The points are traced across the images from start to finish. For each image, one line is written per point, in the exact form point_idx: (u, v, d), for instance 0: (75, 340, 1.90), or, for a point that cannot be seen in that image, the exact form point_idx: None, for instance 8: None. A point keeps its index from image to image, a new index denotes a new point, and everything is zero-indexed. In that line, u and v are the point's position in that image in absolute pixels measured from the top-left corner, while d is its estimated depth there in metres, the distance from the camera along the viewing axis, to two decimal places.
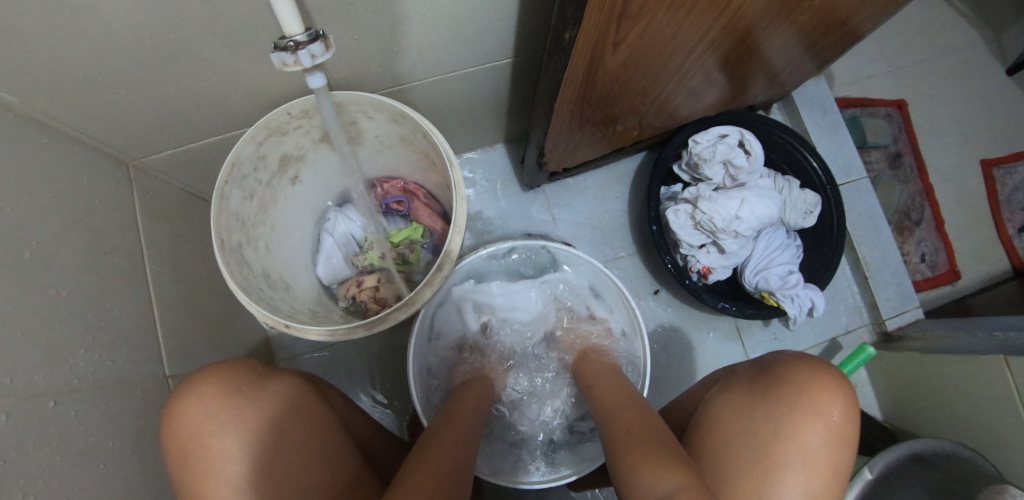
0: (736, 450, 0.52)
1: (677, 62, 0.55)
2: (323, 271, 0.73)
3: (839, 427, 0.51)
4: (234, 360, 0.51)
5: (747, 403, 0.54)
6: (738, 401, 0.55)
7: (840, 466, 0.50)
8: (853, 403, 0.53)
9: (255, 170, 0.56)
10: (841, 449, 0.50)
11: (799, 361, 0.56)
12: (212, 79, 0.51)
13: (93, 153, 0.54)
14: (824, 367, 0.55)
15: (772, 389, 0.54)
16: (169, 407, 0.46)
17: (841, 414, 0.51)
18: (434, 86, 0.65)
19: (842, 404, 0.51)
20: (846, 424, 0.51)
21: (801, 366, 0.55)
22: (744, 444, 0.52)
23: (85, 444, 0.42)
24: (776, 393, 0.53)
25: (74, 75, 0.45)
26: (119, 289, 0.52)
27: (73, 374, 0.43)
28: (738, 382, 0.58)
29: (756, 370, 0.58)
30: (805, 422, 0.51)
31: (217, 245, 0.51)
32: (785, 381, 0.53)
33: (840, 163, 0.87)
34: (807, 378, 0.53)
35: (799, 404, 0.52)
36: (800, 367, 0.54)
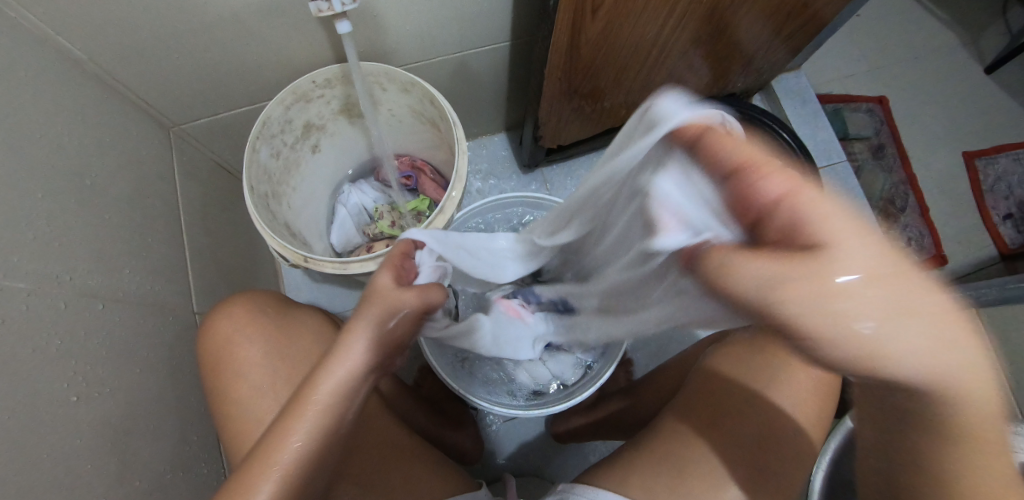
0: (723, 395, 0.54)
1: (653, 36, 0.62)
2: (337, 238, 0.80)
3: (823, 377, 0.53)
4: (260, 288, 0.59)
5: (746, 357, 0.55)
6: (738, 354, 0.56)
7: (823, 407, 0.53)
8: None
9: (282, 133, 0.64)
10: (824, 398, 0.53)
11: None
12: (248, 49, 0.59)
13: (144, 115, 0.62)
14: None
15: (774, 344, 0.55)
16: (207, 322, 0.54)
17: (822, 366, 0.54)
18: (440, 67, 0.73)
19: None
20: (830, 375, 0.53)
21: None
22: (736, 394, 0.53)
23: (124, 347, 0.48)
24: (773, 347, 0.54)
25: (134, 39, 0.53)
26: (157, 230, 0.59)
27: (117, 287, 0.50)
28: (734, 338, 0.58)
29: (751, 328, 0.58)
30: (792, 372, 0.53)
31: (248, 190, 0.58)
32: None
33: (820, 148, 0.93)
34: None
35: (796, 359, 0.53)
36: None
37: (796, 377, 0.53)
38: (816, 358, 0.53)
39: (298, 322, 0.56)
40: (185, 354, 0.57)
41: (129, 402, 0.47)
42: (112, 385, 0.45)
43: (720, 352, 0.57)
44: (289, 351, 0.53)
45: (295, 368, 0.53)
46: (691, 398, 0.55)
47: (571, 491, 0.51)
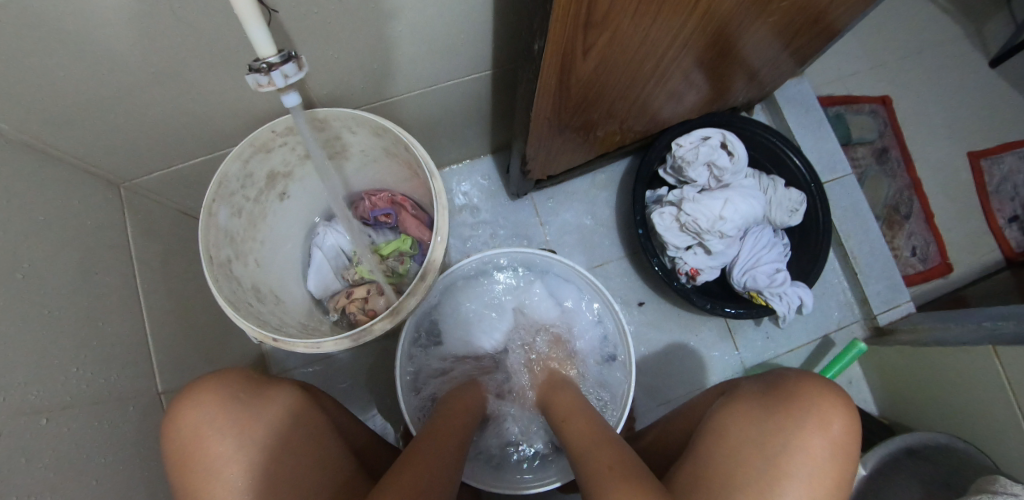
0: (728, 460, 0.47)
1: (650, 66, 0.56)
2: (313, 285, 0.73)
3: (839, 441, 0.47)
4: (231, 370, 0.53)
5: (754, 414, 0.50)
6: (747, 412, 0.51)
7: (846, 474, 0.47)
8: (857, 424, 0.50)
9: (243, 187, 0.58)
10: (843, 469, 0.47)
11: (802, 375, 0.53)
12: (199, 101, 0.52)
13: (86, 177, 0.56)
14: (828, 384, 0.52)
15: (783, 400, 0.50)
16: (173, 413, 0.48)
17: (841, 428, 0.48)
18: (417, 100, 0.66)
19: (843, 419, 0.48)
20: (847, 437, 0.48)
21: (806, 382, 0.51)
22: (743, 460, 0.47)
23: (78, 460, 0.44)
24: (783, 406, 0.49)
25: (62, 103, 0.46)
26: (112, 308, 0.54)
27: (65, 391, 0.45)
28: (744, 393, 0.54)
29: (762, 384, 0.54)
30: (805, 433, 0.47)
31: (206, 261, 0.52)
32: (793, 394, 0.50)
33: (824, 160, 0.88)
34: (815, 393, 0.50)
35: (808, 419, 0.48)
36: (807, 382, 0.51)
37: (811, 441, 0.47)
38: (834, 418, 0.48)
39: (276, 407, 0.52)
40: (150, 446, 0.53)
41: None
42: None
43: (725, 409, 0.52)
44: (270, 442, 0.49)
45: (275, 460, 0.48)
46: (698, 465, 0.49)
47: None
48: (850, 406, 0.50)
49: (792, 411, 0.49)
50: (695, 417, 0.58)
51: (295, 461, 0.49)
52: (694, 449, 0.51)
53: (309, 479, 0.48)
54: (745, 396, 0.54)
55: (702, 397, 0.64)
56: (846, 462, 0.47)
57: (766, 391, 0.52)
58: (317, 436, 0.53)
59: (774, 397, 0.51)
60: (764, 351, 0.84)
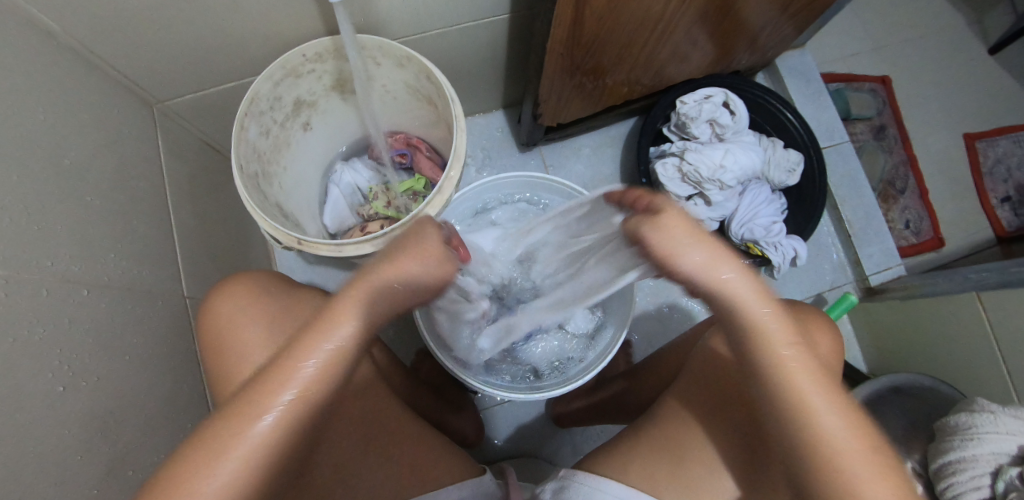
0: (728, 375, 0.54)
1: (659, 10, 0.60)
2: (329, 218, 0.77)
3: (828, 359, 0.53)
4: (263, 269, 0.56)
5: None
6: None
7: None
8: (840, 345, 0.56)
9: (272, 109, 0.61)
10: (827, 381, 0.53)
11: (794, 303, 0.58)
12: (236, 21, 0.55)
13: (124, 91, 0.59)
14: (817, 311, 0.57)
15: None
16: (208, 302, 0.51)
17: (828, 348, 0.54)
18: (437, 41, 0.69)
19: (830, 340, 0.54)
20: (833, 354, 0.54)
21: (798, 308, 0.56)
22: (739, 373, 0.54)
23: (114, 335, 0.47)
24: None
25: (112, 9, 0.50)
26: (144, 212, 0.57)
27: (103, 273, 0.48)
28: None
29: None
30: (796, 352, 0.53)
31: (237, 170, 0.55)
32: (785, 317, 0.55)
33: (822, 128, 0.91)
34: (805, 317, 0.55)
35: (797, 337, 0.54)
36: (798, 309, 0.57)
37: None
38: (822, 338, 0.54)
39: (304, 301, 0.54)
40: (175, 340, 0.56)
41: (115, 392, 0.45)
42: (98, 375, 0.44)
43: (720, 333, 0.58)
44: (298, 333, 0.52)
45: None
46: (697, 379, 0.55)
47: (571, 478, 0.51)
48: (836, 332, 0.56)
49: None
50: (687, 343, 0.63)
51: None
52: (693, 367, 0.56)
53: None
54: None
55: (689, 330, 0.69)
56: (831, 377, 0.53)
57: None
58: (341, 333, 0.55)
59: None
60: None
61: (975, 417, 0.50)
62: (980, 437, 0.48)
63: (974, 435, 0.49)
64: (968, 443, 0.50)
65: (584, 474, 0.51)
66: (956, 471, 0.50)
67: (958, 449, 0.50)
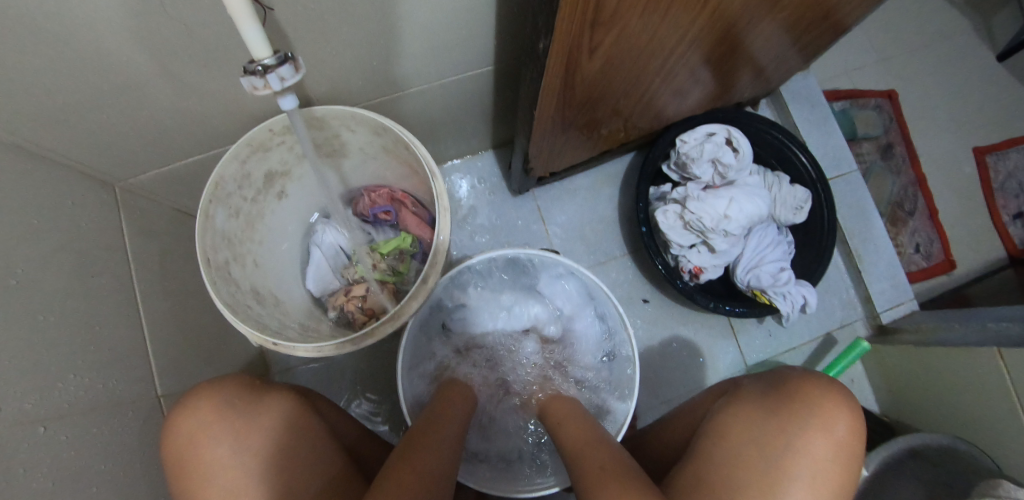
0: (728, 463, 0.48)
1: (658, 62, 0.55)
2: (312, 284, 0.72)
3: (845, 445, 0.48)
4: (232, 373, 0.53)
5: (756, 412, 0.51)
6: (749, 412, 0.52)
7: (847, 479, 0.47)
8: (863, 426, 0.50)
9: (240, 188, 0.57)
10: (846, 472, 0.48)
11: (806, 375, 0.53)
12: (194, 99, 0.51)
13: (79, 178, 0.54)
14: (829, 381, 0.52)
15: (784, 402, 0.51)
16: (171, 419, 0.48)
17: (846, 429, 0.48)
18: (417, 97, 0.64)
19: (847, 420, 0.49)
20: (854, 439, 0.49)
21: (812, 382, 0.52)
22: (745, 461, 0.48)
23: (78, 468, 0.43)
24: (788, 409, 0.50)
25: (55, 104, 0.45)
26: (107, 311, 0.53)
27: (62, 399, 0.44)
28: (747, 393, 0.54)
29: (764, 382, 0.55)
30: (809, 436, 0.48)
31: (203, 264, 0.51)
32: (795, 395, 0.51)
33: (829, 156, 0.87)
34: (817, 394, 0.50)
35: (810, 421, 0.48)
36: (810, 383, 0.52)
37: (811, 441, 0.47)
38: (836, 420, 0.48)
39: (273, 410, 0.50)
40: (149, 450, 0.52)
41: None
42: None
43: (731, 409, 0.53)
44: (266, 449, 0.47)
45: (274, 464, 0.47)
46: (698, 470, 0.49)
47: None
48: (856, 406, 0.51)
49: (797, 414, 0.49)
50: (696, 418, 0.59)
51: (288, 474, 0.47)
52: (696, 452, 0.51)
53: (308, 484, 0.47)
54: (749, 395, 0.54)
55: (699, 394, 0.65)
56: (849, 464, 0.48)
57: (770, 389, 0.53)
58: (317, 440, 0.50)
59: (777, 396, 0.52)
60: (767, 351, 0.83)
61: None
62: None
63: None
64: None
65: None
66: None
67: None
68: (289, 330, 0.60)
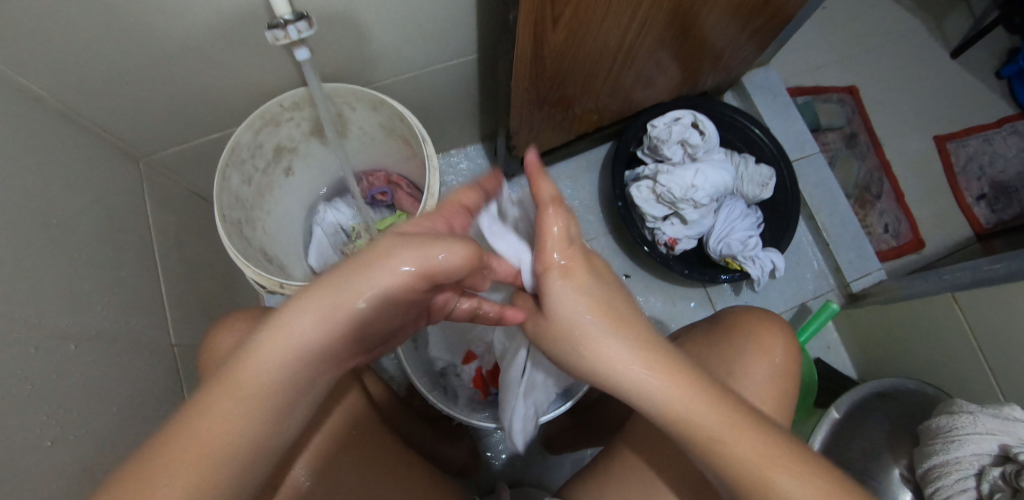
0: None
1: (617, 41, 0.63)
2: (314, 258, 0.78)
3: (782, 367, 0.52)
4: (261, 308, 0.57)
5: (702, 347, 0.56)
6: (695, 348, 0.56)
7: (784, 400, 0.52)
8: (796, 349, 0.55)
9: (252, 157, 0.64)
10: (784, 386, 0.53)
11: (747, 311, 0.57)
12: (213, 75, 0.58)
13: (110, 149, 0.62)
14: (768, 315, 0.56)
15: (728, 334, 0.55)
16: (209, 339, 0.53)
17: (784, 354, 0.53)
18: (410, 82, 0.72)
19: (784, 345, 0.53)
20: (788, 361, 0.53)
21: (746, 314, 0.56)
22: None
23: (101, 387, 0.48)
24: (725, 338, 0.54)
25: (96, 73, 0.52)
26: (130, 264, 0.59)
27: (89, 326, 0.49)
28: (695, 332, 0.59)
29: (710, 322, 0.60)
30: (746, 360, 0.52)
31: (218, 218, 0.57)
32: (735, 324, 0.55)
33: (793, 141, 0.94)
34: (753, 323, 0.54)
35: (745, 347, 0.53)
36: (750, 315, 0.56)
37: (749, 367, 0.52)
38: (773, 346, 0.52)
39: None
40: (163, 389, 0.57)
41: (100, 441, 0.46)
42: (85, 426, 0.45)
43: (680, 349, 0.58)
44: None
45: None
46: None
47: None
48: (789, 330, 0.56)
49: (732, 341, 0.54)
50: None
51: None
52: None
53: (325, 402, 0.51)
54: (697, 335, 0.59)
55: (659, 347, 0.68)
56: (786, 384, 0.53)
57: (713, 329, 0.57)
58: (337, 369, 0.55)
59: (720, 333, 0.55)
60: None
61: (956, 419, 0.52)
62: (965, 439, 0.50)
63: (958, 436, 0.51)
64: (953, 446, 0.51)
65: None
66: (943, 472, 0.51)
67: (941, 454, 0.52)
68: None
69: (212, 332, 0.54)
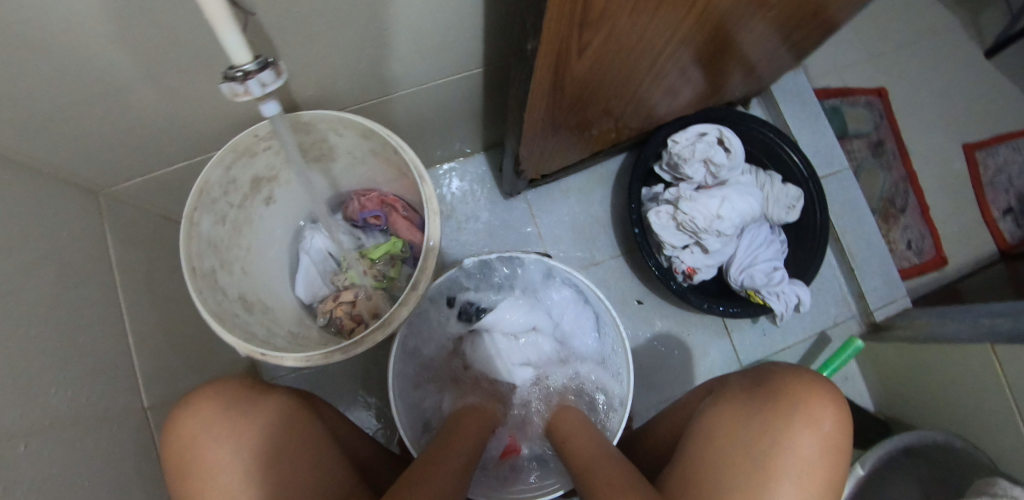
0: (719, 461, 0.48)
1: (647, 63, 0.54)
2: (301, 290, 0.71)
3: (831, 439, 0.48)
4: (230, 377, 0.52)
5: (743, 410, 0.51)
6: (736, 412, 0.52)
7: (831, 481, 0.47)
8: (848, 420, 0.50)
9: (225, 194, 0.56)
10: (835, 465, 0.48)
11: (793, 371, 0.55)
12: (177, 104, 0.49)
13: (61, 187, 0.53)
14: (815, 377, 0.53)
15: (773, 398, 0.51)
16: (172, 422, 0.47)
17: (832, 425, 0.49)
18: (406, 99, 0.63)
19: (834, 417, 0.49)
20: (839, 435, 0.49)
21: (794, 377, 0.53)
22: (735, 459, 0.48)
23: (62, 486, 0.42)
24: (772, 403, 0.51)
25: (32, 111, 0.43)
26: (91, 323, 0.52)
27: (44, 414, 0.43)
28: (731, 392, 0.55)
29: (749, 379, 0.56)
30: (795, 432, 0.48)
31: (188, 273, 0.50)
32: (781, 391, 0.51)
33: (821, 155, 0.87)
34: (802, 389, 0.51)
35: (796, 415, 0.49)
36: (796, 378, 0.53)
37: (800, 439, 0.47)
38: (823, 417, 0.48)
39: (274, 415, 0.50)
40: (138, 465, 0.51)
41: None
42: None
43: (718, 410, 0.53)
44: (267, 452, 0.47)
45: (273, 465, 0.46)
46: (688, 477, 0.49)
47: None
48: (840, 402, 0.51)
49: (782, 410, 0.49)
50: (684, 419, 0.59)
51: (285, 474, 0.46)
52: (683, 456, 0.51)
53: (306, 485, 0.46)
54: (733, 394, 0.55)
55: (690, 395, 0.65)
56: (834, 462, 0.48)
57: (753, 387, 0.54)
58: (314, 445, 0.50)
59: (762, 394, 0.52)
60: (764, 349, 0.84)
61: None
62: None
63: None
64: None
65: None
66: None
67: None
68: (278, 338, 0.59)
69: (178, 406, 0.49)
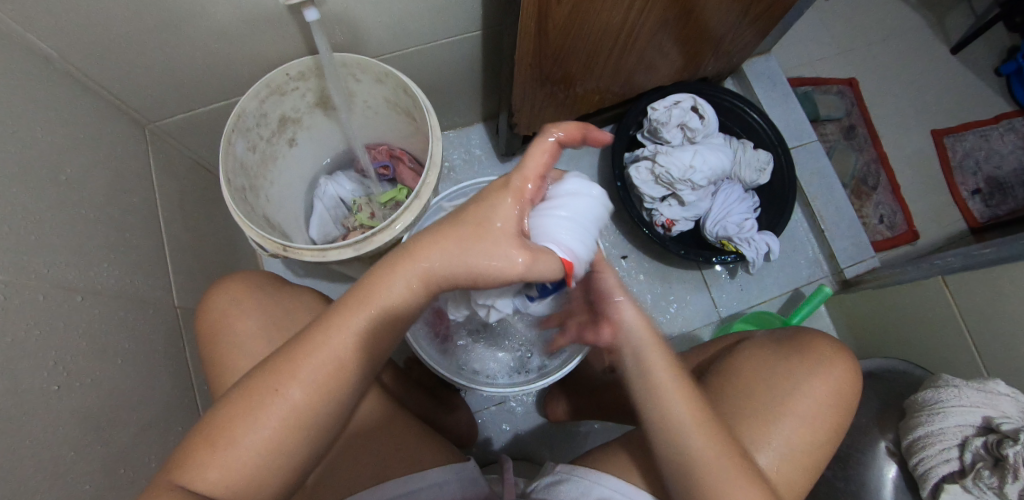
0: (741, 396, 0.51)
1: (618, 20, 0.63)
2: (314, 231, 0.79)
3: (842, 385, 0.51)
4: (256, 269, 0.58)
5: (768, 357, 0.53)
6: (763, 355, 0.54)
7: (835, 420, 0.51)
8: (857, 376, 0.53)
9: (258, 126, 0.65)
10: (841, 411, 0.51)
11: (818, 334, 0.55)
12: (223, 43, 0.59)
13: (119, 114, 0.63)
14: (840, 342, 0.55)
15: (799, 349, 0.53)
16: (207, 298, 0.54)
17: (843, 376, 0.52)
18: (413, 58, 0.73)
19: (846, 370, 0.52)
20: (847, 390, 0.51)
21: (825, 338, 0.54)
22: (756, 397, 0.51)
23: (107, 339, 0.49)
24: (799, 355, 0.52)
25: (107, 36, 0.53)
26: (136, 227, 0.60)
27: (96, 281, 0.50)
28: (759, 341, 0.56)
29: (776, 335, 0.57)
30: (813, 380, 0.50)
31: (223, 182, 0.58)
32: (811, 345, 0.53)
33: (791, 129, 0.95)
34: (827, 347, 0.53)
35: (818, 368, 0.51)
36: (822, 337, 0.54)
37: (815, 383, 0.50)
38: (835, 366, 0.51)
39: (294, 300, 0.56)
40: (167, 346, 0.58)
41: (107, 392, 0.47)
42: (92, 375, 0.46)
43: (744, 353, 0.55)
44: (288, 327, 0.54)
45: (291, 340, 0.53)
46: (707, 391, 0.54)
47: (570, 473, 0.51)
48: (853, 362, 0.53)
49: (809, 363, 0.51)
50: (706, 362, 0.62)
51: None
52: (707, 384, 0.55)
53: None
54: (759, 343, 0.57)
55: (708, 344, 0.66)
56: (841, 407, 0.51)
57: (781, 340, 0.55)
58: None
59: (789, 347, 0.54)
60: (739, 303, 0.89)
61: (941, 392, 0.54)
62: (947, 410, 0.52)
63: (941, 408, 0.53)
64: (935, 417, 0.53)
65: (588, 471, 0.51)
66: (924, 444, 0.53)
67: (925, 423, 0.54)
68: None
69: (213, 285, 0.55)
